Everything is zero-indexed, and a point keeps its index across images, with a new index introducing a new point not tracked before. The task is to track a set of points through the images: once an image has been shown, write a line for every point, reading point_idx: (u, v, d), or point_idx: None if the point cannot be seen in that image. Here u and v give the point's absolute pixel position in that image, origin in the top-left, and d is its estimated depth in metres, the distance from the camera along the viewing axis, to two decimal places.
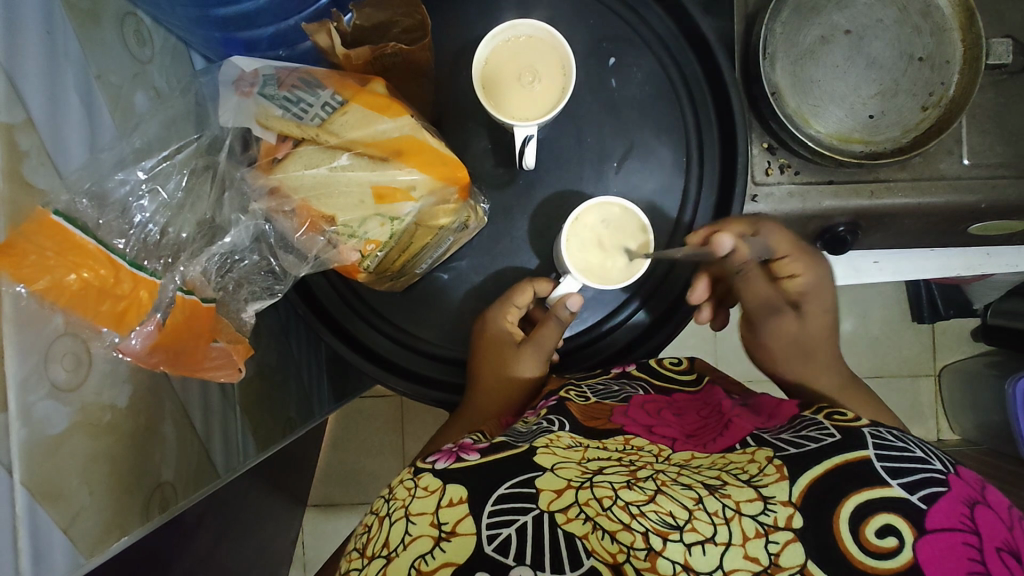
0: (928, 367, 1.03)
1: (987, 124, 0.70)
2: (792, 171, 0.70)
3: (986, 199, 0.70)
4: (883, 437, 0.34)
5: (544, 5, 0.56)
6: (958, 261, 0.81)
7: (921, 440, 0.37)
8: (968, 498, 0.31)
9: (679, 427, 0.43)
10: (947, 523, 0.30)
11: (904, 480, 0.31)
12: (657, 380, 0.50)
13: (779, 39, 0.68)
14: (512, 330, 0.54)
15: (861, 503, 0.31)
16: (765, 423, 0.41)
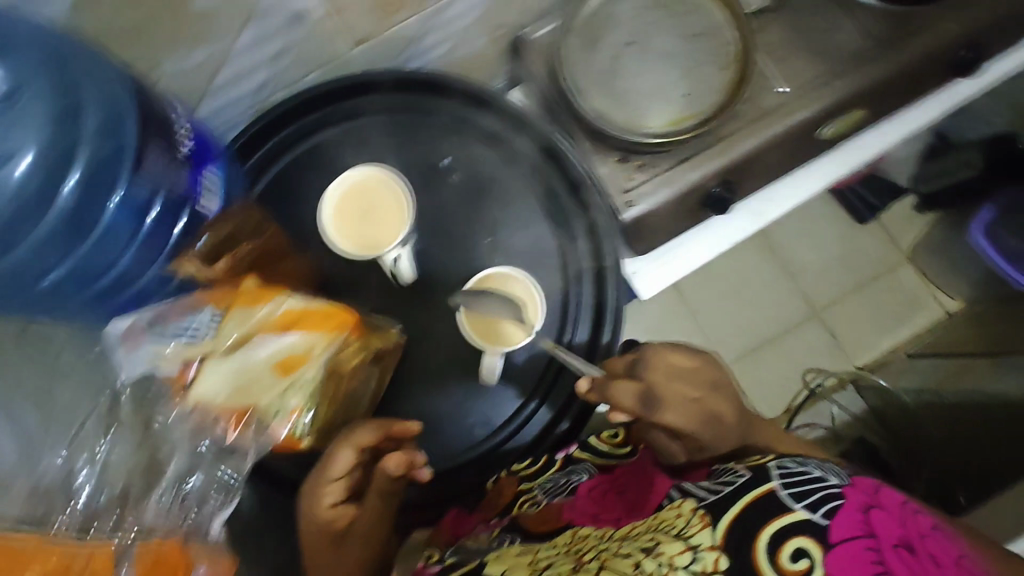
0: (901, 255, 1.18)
1: (780, 54, 0.78)
2: (649, 167, 0.77)
3: (816, 108, 0.77)
4: (785, 467, 0.45)
5: (380, 151, 0.65)
6: (837, 163, 0.87)
7: (826, 461, 0.47)
8: (863, 505, 0.40)
9: (623, 500, 0.52)
10: (848, 533, 0.39)
11: (807, 502, 0.41)
12: (598, 459, 0.60)
13: (579, 72, 0.76)
14: (333, 511, 0.49)
15: (778, 530, 0.40)
16: (686, 478, 0.51)
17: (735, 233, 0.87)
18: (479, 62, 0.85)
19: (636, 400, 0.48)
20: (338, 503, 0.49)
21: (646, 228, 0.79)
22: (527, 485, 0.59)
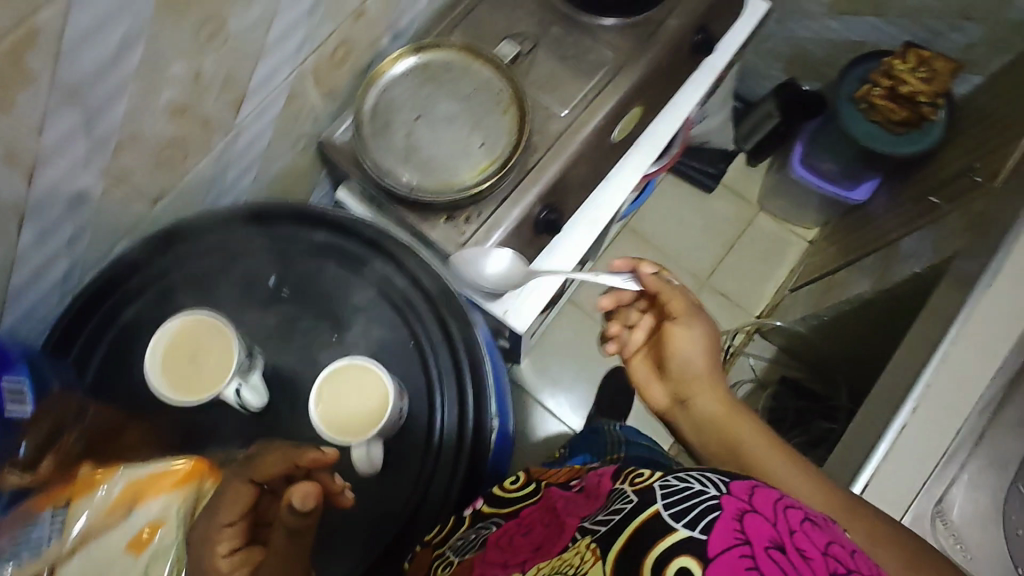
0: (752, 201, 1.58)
1: (549, 88, 0.88)
2: (475, 216, 0.82)
3: (597, 120, 0.86)
4: (666, 487, 0.48)
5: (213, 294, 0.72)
6: (641, 155, 0.96)
7: (709, 470, 0.50)
8: (738, 513, 0.43)
9: (531, 543, 0.58)
10: (724, 545, 0.41)
11: (684, 521, 0.44)
12: (505, 507, 0.66)
13: (381, 156, 0.81)
14: (224, 561, 0.50)
15: (661, 555, 0.43)
16: (587, 507, 0.57)
17: (581, 244, 0.92)
18: (293, 178, 0.89)
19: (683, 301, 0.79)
20: (233, 551, 0.51)
21: (495, 270, 0.83)
22: (438, 550, 0.66)
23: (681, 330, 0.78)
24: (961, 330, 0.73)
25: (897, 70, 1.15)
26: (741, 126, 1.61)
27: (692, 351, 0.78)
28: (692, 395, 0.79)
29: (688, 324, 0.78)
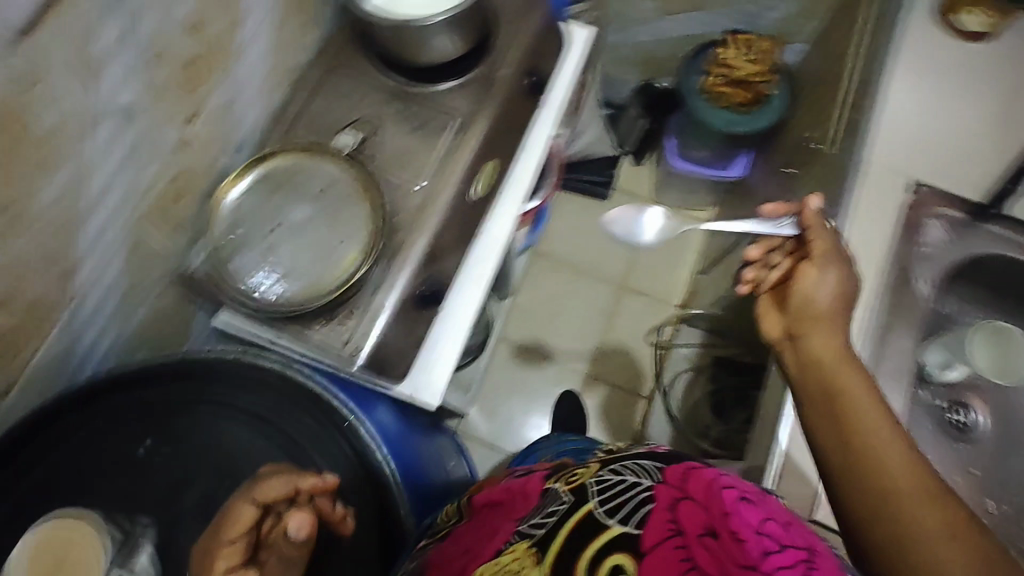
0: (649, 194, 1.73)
1: (398, 165, 0.89)
2: (354, 312, 0.82)
3: (451, 186, 0.88)
4: (604, 484, 0.60)
5: (92, 467, 0.70)
6: (511, 201, 0.97)
7: (642, 464, 0.62)
8: (672, 502, 0.54)
9: (465, 548, 0.66)
10: (656, 536, 0.51)
11: (630, 520, 0.53)
12: (433, 534, 0.75)
13: (243, 278, 0.80)
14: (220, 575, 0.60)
15: (596, 556, 0.52)
16: (517, 510, 0.66)
17: (473, 301, 0.90)
18: (165, 322, 0.86)
19: (829, 241, 0.75)
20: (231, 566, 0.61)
21: (390, 359, 0.83)
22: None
23: (815, 276, 0.72)
24: (852, 288, 0.74)
25: (720, 59, 1.26)
26: (619, 130, 1.66)
27: (828, 290, 0.72)
28: (806, 331, 0.70)
29: (825, 262, 0.74)
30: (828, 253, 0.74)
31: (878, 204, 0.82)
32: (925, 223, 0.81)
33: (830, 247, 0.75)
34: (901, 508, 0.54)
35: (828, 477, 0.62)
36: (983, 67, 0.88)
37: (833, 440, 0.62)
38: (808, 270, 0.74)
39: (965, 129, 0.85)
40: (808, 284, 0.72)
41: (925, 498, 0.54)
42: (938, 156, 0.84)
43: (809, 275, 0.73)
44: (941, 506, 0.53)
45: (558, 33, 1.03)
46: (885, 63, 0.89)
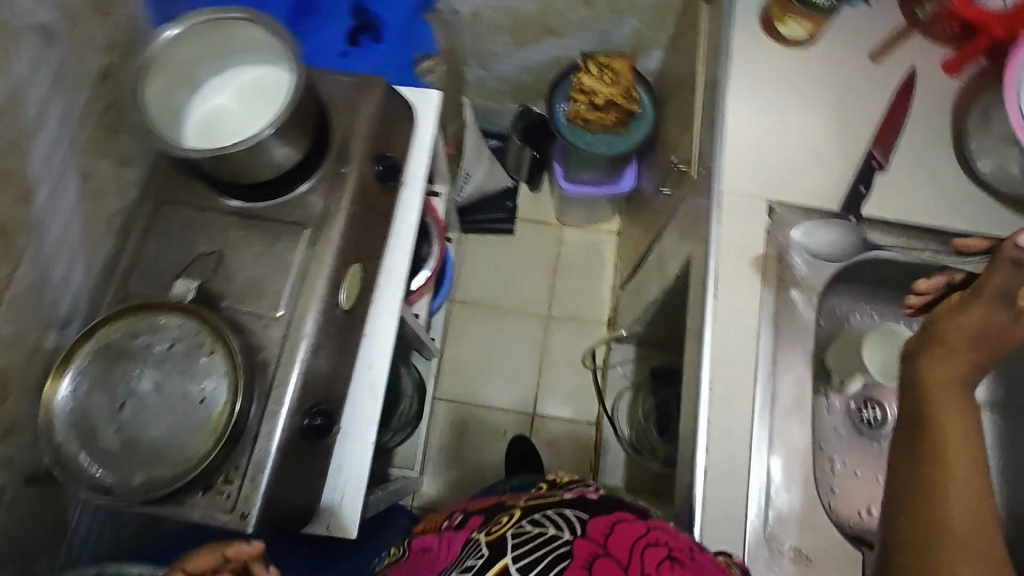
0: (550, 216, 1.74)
1: (252, 295, 0.82)
2: (233, 471, 0.75)
3: (315, 305, 0.81)
4: (521, 538, 0.62)
5: None
6: (390, 299, 0.94)
7: (560, 518, 0.65)
8: (589, 555, 0.58)
9: None
10: None
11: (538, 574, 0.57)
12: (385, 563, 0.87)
13: (103, 467, 0.73)
14: None
15: None
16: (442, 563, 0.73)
17: (370, 413, 0.89)
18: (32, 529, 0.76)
19: (998, 279, 0.67)
20: None
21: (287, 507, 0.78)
22: None
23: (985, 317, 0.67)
24: (1013, 337, 0.67)
25: (581, 85, 1.23)
26: (507, 162, 1.69)
27: (970, 323, 0.67)
28: (943, 351, 0.67)
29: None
30: (978, 290, 0.69)
31: (743, 231, 0.78)
32: (794, 242, 0.78)
33: (1004, 292, 0.67)
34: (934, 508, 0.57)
35: (893, 497, 0.61)
36: (823, 65, 0.84)
37: (910, 471, 0.61)
38: (956, 303, 0.70)
39: (817, 135, 0.81)
40: (956, 314, 0.68)
41: (969, 528, 0.56)
42: (796, 167, 0.80)
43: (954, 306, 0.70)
44: (978, 541, 0.55)
45: (403, 107, 0.97)
46: (722, 80, 0.84)
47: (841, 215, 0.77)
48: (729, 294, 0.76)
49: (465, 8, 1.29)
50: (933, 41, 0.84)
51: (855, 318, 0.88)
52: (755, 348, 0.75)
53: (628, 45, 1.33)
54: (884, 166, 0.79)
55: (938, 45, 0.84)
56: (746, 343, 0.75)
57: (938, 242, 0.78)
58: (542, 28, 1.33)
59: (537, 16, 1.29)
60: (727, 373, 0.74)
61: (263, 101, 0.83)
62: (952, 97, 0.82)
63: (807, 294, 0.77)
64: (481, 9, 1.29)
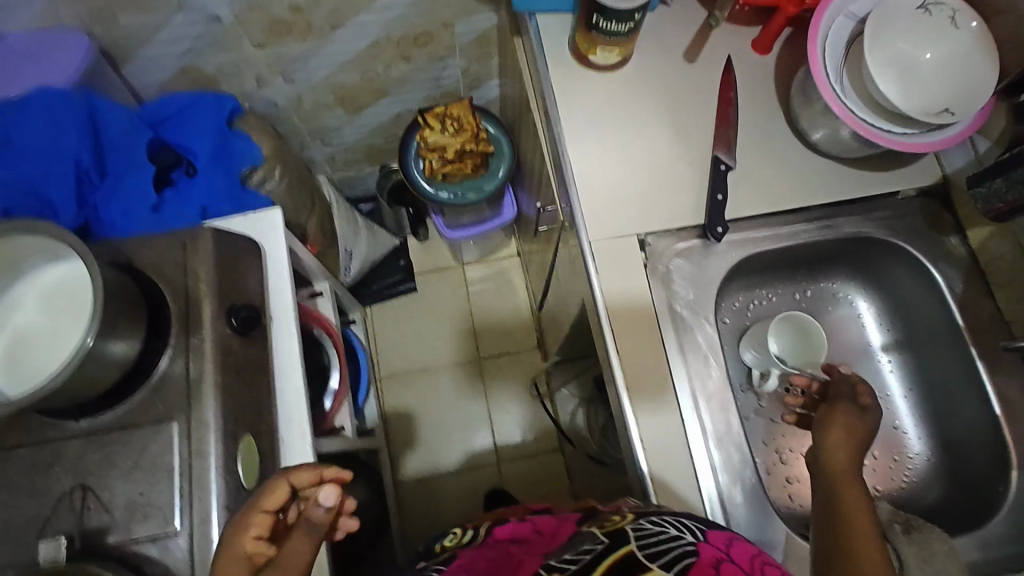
0: (448, 260, 1.69)
1: (137, 515, 0.71)
2: None
3: (212, 503, 0.72)
4: (642, 530, 0.57)
5: None
6: (297, 450, 0.85)
7: (681, 518, 0.60)
8: (714, 559, 0.52)
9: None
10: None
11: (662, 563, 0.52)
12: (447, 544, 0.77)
13: None
14: (254, 542, 0.60)
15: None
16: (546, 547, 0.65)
17: None
18: None
19: (852, 394, 0.70)
20: (259, 536, 0.61)
21: None
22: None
23: (849, 418, 0.66)
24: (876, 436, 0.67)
25: (427, 143, 1.18)
26: (385, 222, 1.63)
27: (840, 421, 0.66)
28: (829, 447, 0.64)
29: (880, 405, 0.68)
30: (835, 398, 0.69)
31: (624, 277, 0.76)
32: (672, 269, 0.77)
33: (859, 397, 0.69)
34: None
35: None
36: (646, 81, 0.83)
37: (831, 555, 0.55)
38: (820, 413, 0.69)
39: (661, 154, 0.80)
40: (825, 420, 0.67)
41: None
42: (651, 192, 0.79)
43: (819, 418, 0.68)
44: None
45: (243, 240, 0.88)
46: (554, 127, 0.82)
47: (707, 227, 0.76)
48: (631, 341, 0.74)
49: (282, 97, 1.21)
50: (737, 26, 0.85)
51: (752, 308, 0.88)
52: (670, 389, 0.73)
53: (461, 83, 1.29)
54: (731, 164, 0.79)
55: (743, 28, 0.86)
56: (663, 383, 0.73)
57: (800, 221, 0.79)
58: (369, 92, 1.26)
59: (359, 82, 1.22)
60: (653, 424, 0.71)
61: (78, 305, 0.71)
62: (772, 76, 0.84)
63: (702, 314, 0.76)
64: (299, 92, 1.21)
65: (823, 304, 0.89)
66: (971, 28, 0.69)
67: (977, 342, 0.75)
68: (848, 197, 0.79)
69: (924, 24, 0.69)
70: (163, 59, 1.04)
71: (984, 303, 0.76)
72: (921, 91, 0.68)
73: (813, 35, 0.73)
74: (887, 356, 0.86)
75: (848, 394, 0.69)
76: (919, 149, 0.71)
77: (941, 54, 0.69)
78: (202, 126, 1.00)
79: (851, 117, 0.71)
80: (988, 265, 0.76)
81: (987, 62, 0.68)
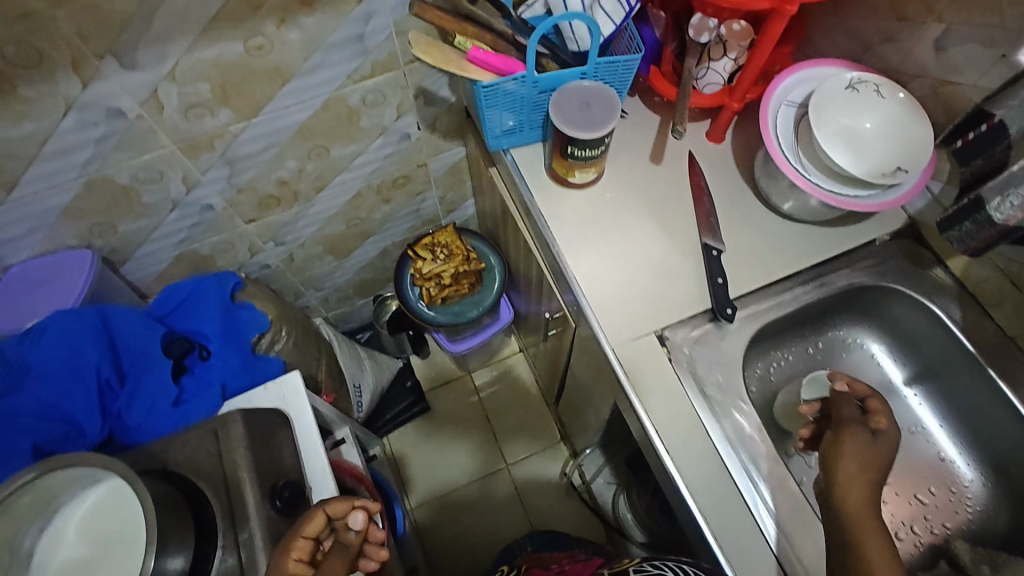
0: (455, 371, 1.69)
1: None
2: None
3: None
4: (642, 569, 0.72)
5: None
6: None
7: (682, 562, 0.72)
8: None
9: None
10: None
11: None
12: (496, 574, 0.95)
13: None
14: (296, 563, 0.68)
15: None
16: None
17: None
18: None
19: (852, 411, 0.74)
20: (299, 559, 0.68)
21: None
22: None
23: (857, 445, 0.70)
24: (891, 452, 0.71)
25: (421, 273, 1.22)
26: (386, 347, 1.64)
27: (850, 452, 0.69)
28: (842, 483, 0.67)
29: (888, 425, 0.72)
30: (840, 425, 0.73)
31: (653, 372, 0.78)
32: (695, 356, 0.80)
33: (858, 416, 0.74)
34: None
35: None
36: (623, 186, 0.90)
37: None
38: (829, 443, 0.72)
39: (654, 251, 0.86)
40: (834, 445, 0.71)
41: None
42: (655, 286, 0.83)
43: (829, 448, 0.72)
44: None
45: (269, 412, 0.88)
46: (550, 247, 0.87)
47: (716, 309, 0.81)
48: (675, 434, 0.75)
49: (275, 258, 1.26)
50: (690, 122, 0.94)
51: (772, 372, 0.91)
52: (726, 475, 0.73)
53: (439, 208, 1.36)
54: (721, 246, 0.84)
55: (696, 123, 0.95)
56: (716, 470, 0.74)
57: (797, 285, 0.84)
58: (356, 235, 1.31)
59: (347, 229, 1.28)
60: (721, 517, 0.71)
61: (120, 548, 0.69)
62: (733, 159, 0.92)
63: (735, 392, 0.78)
64: (290, 250, 1.26)
65: (837, 352, 0.92)
66: (901, 97, 0.78)
67: (993, 364, 0.78)
68: (834, 252, 0.85)
69: (859, 99, 0.78)
70: (160, 252, 1.08)
71: (986, 326, 0.81)
72: (870, 159, 0.76)
73: (764, 126, 0.81)
74: (912, 389, 0.89)
75: (849, 414, 0.74)
76: (886, 204, 0.77)
77: (880, 123, 0.77)
78: (207, 306, 1.02)
79: (816, 188, 0.78)
80: (977, 289, 0.82)
81: (922, 126, 0.77)
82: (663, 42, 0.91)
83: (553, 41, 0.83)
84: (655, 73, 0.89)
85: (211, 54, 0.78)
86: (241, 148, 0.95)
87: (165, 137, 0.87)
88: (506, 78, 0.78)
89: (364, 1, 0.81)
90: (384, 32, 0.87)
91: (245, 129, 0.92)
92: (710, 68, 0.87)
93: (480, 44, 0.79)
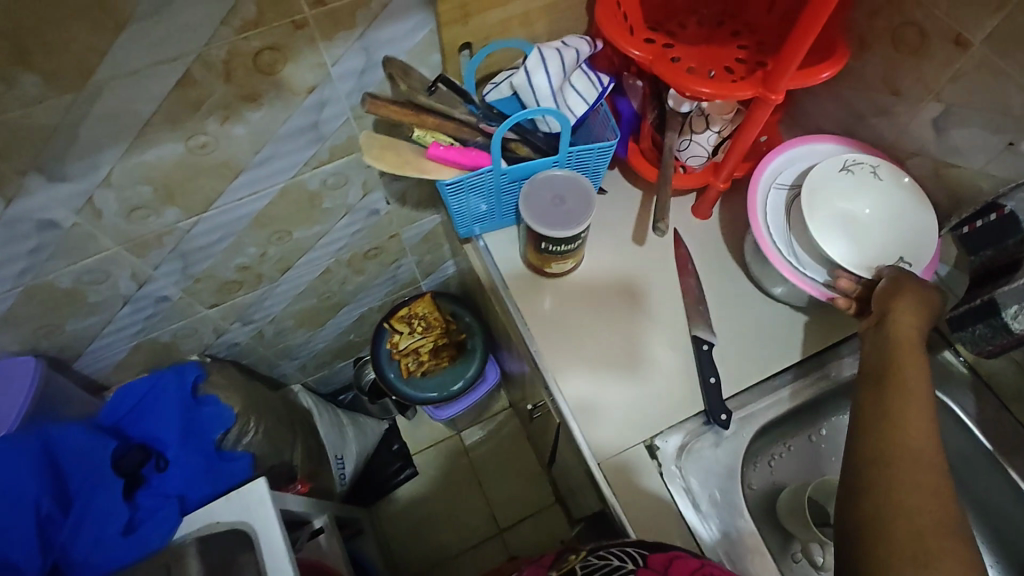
0: (443, 431, 1.61)
1: None
2: None
3: None
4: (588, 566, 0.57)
5: None
6: None
7: (626, 544, 0.59)
8: None
9: None
10: None
11: None
12: None
13: None
14: None
15: None
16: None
17: None
18: None
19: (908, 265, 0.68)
20: None
21: None
22: None
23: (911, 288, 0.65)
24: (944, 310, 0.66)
25: (399, 348, 1.17)
26: (369, 409, 1.57)
27: (910, 295, 0.65)
28: (900, 319, 0.63)
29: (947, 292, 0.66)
30: (900, 271, 0.67)
31: (642, 487, 0.72)
32: (688, 475, 0.73)
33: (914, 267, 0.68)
34: (900, 483, 0.52)
35: (854, 440, 0.58)
36: (606, 270, 0.84)
37: (876, 412, 0.58)
38: (888, 285, 0.67)
39: (639, 346, 0.79)
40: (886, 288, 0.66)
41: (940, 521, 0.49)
42: (642, 385, 0.77)
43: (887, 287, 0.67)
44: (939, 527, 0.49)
45: (238, 535, 0.83)
46: (529, 347, 0.80)
47: (710, 415, 0.74)
48: None
49: (243, 336, 1.18)
50: (674, 198, 0.89)
51: (774, 467, 0.85)
52: None
53: (417, 272, 1.29)
54: (713, 340, 0.78)
55: (681, 198, 0.89)
56: None
57: (796, 379, 0.78)
58: (330, 306, 1.24)
59: (319, 302, 1.21)
60: None
61: None
62: (721, 237, 0.86)
63: (735, 506, 0.71)
64: (260, 327, 1.19)
65: (842, 438, 0.86)
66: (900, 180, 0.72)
67: (1013, 463, 0.74)
68: (831, 341, 0.79)
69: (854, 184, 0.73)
70: (115, 344, 1.01)
71: (1000, 418, 0.76)
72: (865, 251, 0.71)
73: (755, 224, 0.75)
74: None
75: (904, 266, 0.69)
76: None
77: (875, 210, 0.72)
78: (165, 408, 0.96)
79: (813, 285, 0.72)
80: (991, 378, 0.77)
81: (925, 213, 0.71)
82: (642, 112, 0.84)
83: (523, 125, 0.77)
84: (633, 152, 0.84)
85: (149, 157, 0.71)
86: (194, 242, 0.88)
87: (107, 239, 0.80)
88: (474, 173, 0.73)
89: (315, 90, 0.75)
90: (340, 118, 0.81)
91: (196, 224, 0.85)
92: (692, 140, 0.80)
93: (442, 136, 0.73)
